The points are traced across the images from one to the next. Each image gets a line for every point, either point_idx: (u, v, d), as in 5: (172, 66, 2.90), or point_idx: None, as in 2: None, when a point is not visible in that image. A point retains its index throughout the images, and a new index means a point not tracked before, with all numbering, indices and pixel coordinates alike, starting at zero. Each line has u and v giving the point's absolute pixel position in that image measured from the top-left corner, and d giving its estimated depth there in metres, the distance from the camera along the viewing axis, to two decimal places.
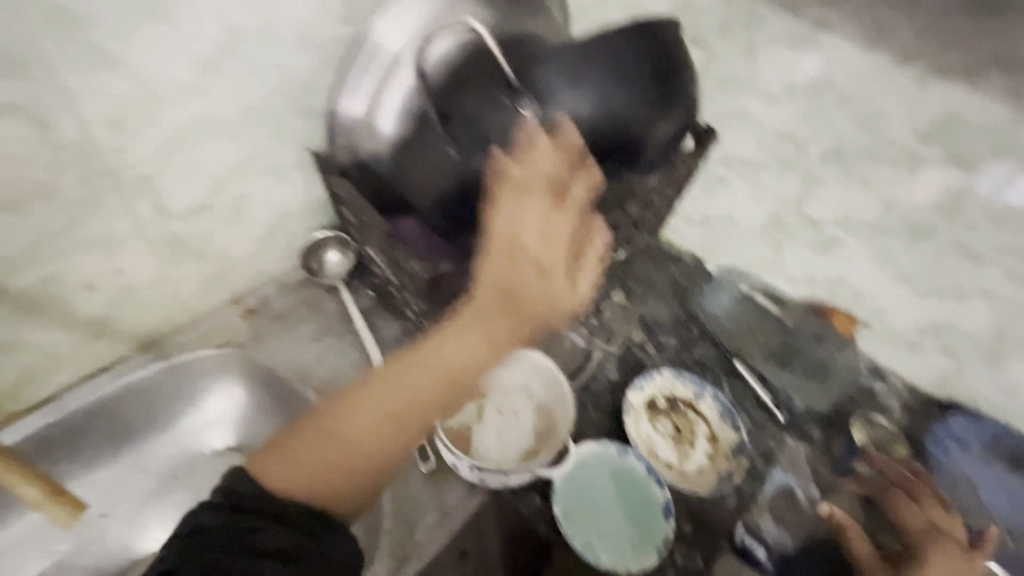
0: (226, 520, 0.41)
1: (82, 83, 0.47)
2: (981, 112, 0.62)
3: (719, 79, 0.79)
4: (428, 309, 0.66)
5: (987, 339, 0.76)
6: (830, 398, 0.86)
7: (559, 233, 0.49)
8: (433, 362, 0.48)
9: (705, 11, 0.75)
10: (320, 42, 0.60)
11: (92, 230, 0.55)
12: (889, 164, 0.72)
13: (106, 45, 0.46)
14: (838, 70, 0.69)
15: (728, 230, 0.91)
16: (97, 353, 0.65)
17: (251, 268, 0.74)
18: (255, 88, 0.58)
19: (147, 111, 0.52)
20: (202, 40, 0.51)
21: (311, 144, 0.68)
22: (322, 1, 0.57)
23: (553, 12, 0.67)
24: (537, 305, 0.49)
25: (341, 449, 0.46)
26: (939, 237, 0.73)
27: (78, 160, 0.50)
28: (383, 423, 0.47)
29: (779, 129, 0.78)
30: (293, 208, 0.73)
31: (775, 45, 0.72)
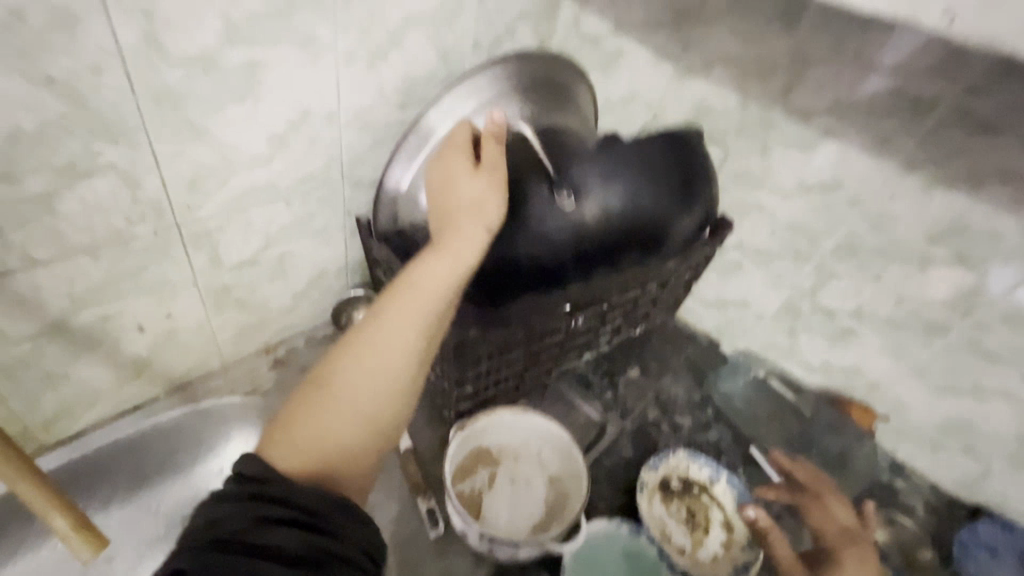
0: (240, 510, 0.40)
1: (172, 150, 0.53)
2: (986, 219, 0.66)
3: (734, 173, 0.85)
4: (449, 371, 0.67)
5: (1009, 441, 0.75)
6: (848, 492, 0.84)
7: (484, 186, 0.58)
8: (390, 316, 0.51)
9: (722, 114, 0.83)
10: (376, 123, 0.68)
11: (153, 277, 0.60)
12: (900, 262, 0.75)
13: (198, 120, 0.53)
14: (846, 173, 0.74)
15: (743, 314, 0.94)
16: (132, 392, 0.68)
17: (284, 320, 0.78)
18: (315, 160, 0.65)
19: (220, 175, 0.58)
20: (276, 118, 0.58)
21: (355, 210, 0.75)
22: (382, 90, 0.65)
23: (582, 109, 0.76)
24: (484, 199, 0.58)
25: (331, 410, 0.48)
26: (953, 334, 0.74)
27: (154, 214, 0.56)
28: (363, 369, 0.49)
29: (792, 222, 0.82)
30: (330, 266, 0.78)
31: (787, 147, 0.78)
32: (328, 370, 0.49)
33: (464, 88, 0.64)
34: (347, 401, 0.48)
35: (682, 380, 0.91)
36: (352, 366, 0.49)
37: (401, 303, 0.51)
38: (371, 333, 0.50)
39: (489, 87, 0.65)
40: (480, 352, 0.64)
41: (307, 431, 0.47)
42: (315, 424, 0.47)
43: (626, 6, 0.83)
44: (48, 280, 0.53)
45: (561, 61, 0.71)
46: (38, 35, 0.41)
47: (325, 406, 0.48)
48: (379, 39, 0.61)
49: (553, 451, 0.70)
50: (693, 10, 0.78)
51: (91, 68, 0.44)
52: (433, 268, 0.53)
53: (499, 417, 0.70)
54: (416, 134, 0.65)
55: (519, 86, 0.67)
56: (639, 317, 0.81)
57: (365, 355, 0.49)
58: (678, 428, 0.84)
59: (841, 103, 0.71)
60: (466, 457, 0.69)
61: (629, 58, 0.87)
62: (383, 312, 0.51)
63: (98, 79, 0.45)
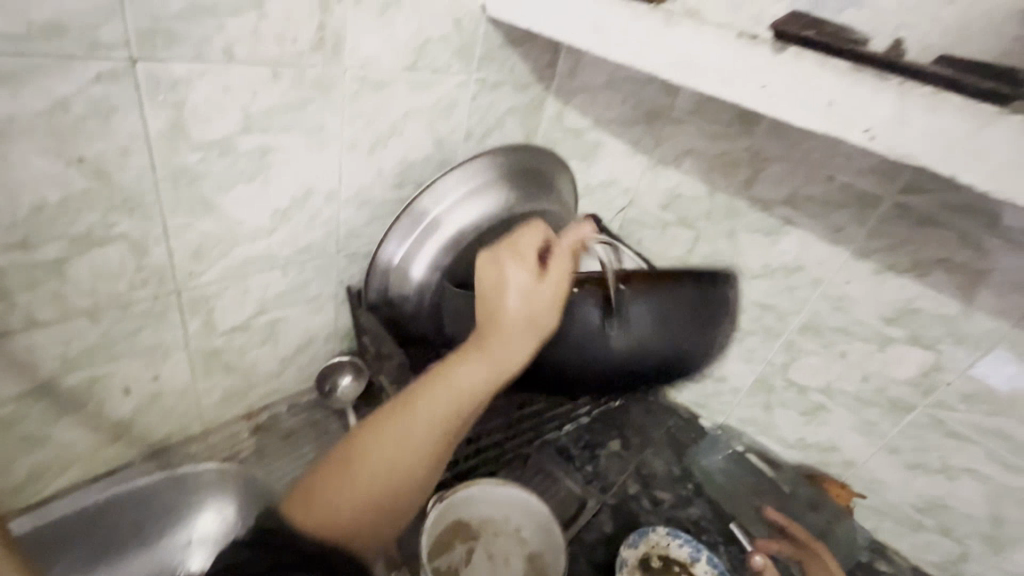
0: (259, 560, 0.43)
1: (181, 221, 0.57)
2: (934, 303, 0.71)
3: (706, 254, 0.92)
4: None
5: (983, 522, 0.76)
6: None
7: (543, 298, 0.59)
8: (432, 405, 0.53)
9: (692, 201, 0.90)
10: (372, 201, 0.73)
11: (146, 340, 0.61)
12: (862, 341, 0.79)
13: (210, 196, 0.57)
14: (806, 258, 0.81)
15: (720, 388, 0.97)
16: (108, 456, 0.67)
17: (269, 385, 0.79)
18: (314, 233, 0.70)
19: (223, 245, 0.62)
20: (281, 194, 0.63)
21: (346, 279, 0.78)
22: (381, 172, 0.71)
23: (562, 189, 0.82)
24: (541, 310, 0.58)
25: (360, 483, 0.50)
26: (918, 412, 0.77)
27: (156, 279, 0.58)
28: (395, 455, 0.51)
29: (761, 300, 0.88)
30: (319, 333, 0.80)
31: (752, 232, 0.85)
32: (363, 443, 0.51)
33: (458, 173, 0.69)
34: (376, 486, 0.50)
35: (662, 454, 0.92)
36: (387, 451, 0.51)
37: (444, 397, 0.53)
38: (411, 423, 0.52)
39: (481, 174, 0.70)
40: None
41: (337, 500, 0.49)
42: (343, 497, 0.49)
43: (605, 105, 0.93)
44: (45, 341, 0.54)
45: (545, 150, 0.77)
46: (77, 121, 0.46)
47: (354, 484, 0.49)
48: (381, 129, 0.67)
49: (532, 526, 0.69)
50: (664, 111, 0.87)
51: (120, 149, 0.49)
52: (475, 374, 0.55)
53: (478, 489, 0.70)
54: (410, 215, 0.68)
55: (508, 173, 0.72)
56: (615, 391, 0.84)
57: (401, 442, 0.51)
58: (659, 504, 0.84)
59: (797, 195, 0.79)
60: (445, 529, 0.68)
61: (608, 149, 0.96)
62: (423, 404, 0.53)
63: (124, 159, 0.50)
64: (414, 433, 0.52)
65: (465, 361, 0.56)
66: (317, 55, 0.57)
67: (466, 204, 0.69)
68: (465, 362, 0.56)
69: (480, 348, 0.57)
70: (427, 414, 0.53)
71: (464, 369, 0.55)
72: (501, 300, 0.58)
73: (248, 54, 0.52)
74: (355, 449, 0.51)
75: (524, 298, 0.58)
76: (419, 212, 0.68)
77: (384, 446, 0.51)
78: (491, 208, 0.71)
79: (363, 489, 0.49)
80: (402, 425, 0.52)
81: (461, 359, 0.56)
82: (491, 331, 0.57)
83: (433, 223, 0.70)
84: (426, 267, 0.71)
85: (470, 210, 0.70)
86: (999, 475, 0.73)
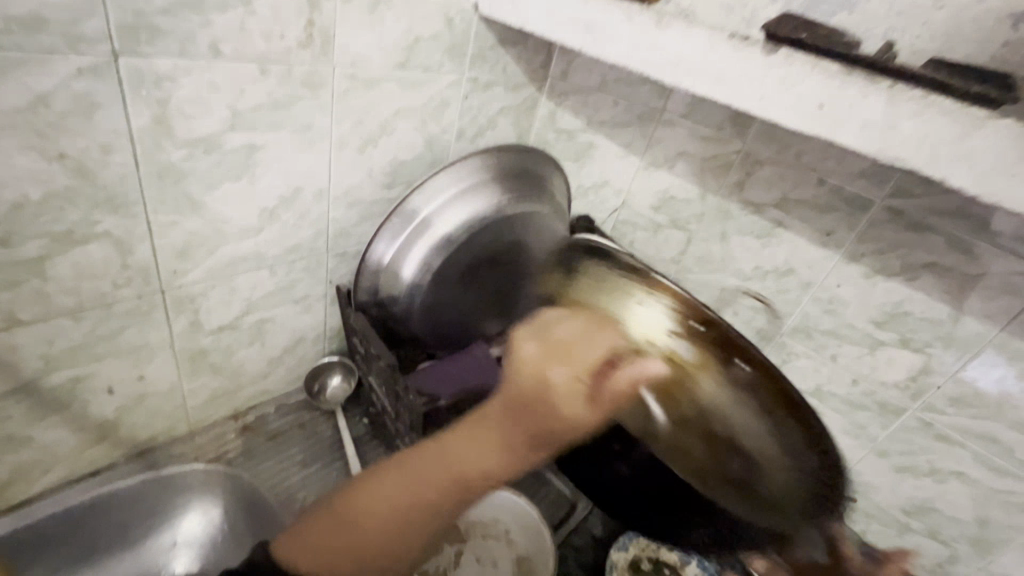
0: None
1: (167, 220, 0.56)
2: (924, 306, 0.72)
3: (698, 257, 0.92)
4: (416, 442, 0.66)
5: (970, 524, 0.76)
6: None
7: (596, 405, 0.40)
8: (428, 470, 0.40)
9: (684, 203, 0.90)
10: (362, 201, 0.73)
11: (131, 339, 0.61)
12: (852, 344, 0.80)
13: (196, 194, 0.57)
14: (796, 261, 0.81)
15: None
16: (91, 458, 0.66)
17: (257, 386, 0.78)
18: (302, 232, 0.69)
19: (210, 243, 0.61)
20: (270, 194, 0.63)
21: (335, 279, 0.78)
22: (370, 172, 0.71)
23: (555, 191, 0.82)
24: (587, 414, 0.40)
25: (327, 543, 0.39)
26: (906, 415, 0.78)
27: (141, 278, 0.58)
28: (370, 524, 0.39)
29: (752, 303, 0.88)
30: (308, 333, 0.80)
31: (744, 234, 0.85)
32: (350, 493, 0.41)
33: (450, 173, 0.68)
34: (341, 560, 0.38)
35: None
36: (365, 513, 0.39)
37: (434, 470, 0.40)
38: (396, 493, 0.40)
39: (473, 174, 0.70)
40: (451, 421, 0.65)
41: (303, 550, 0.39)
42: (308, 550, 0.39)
43: (598, 106, 0.93)
44: (26, 340, 0.53)
45: (537, 152, 0.77)
46: (58, 117, 0.45)
47: (328, 546, 0.39)
48: (371, 129, 0.67)
49: (519, 529, 0.69)
50: (656, 113, 0.87)
51: (102, 146, 0.48)
52: (483, 454, 0.40)
53: None
54: (401, 214, 0.68)
55: (501, 174, 0.72)
56: None
57: (381, 517, 0.39)
58: None
59: (788, 198, 0.79)
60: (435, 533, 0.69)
61: (600, 150, 0.96)
62: (422, 474, 0.40)
63: (107, 156, 0.49)
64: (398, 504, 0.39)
65: (480, 436, 0.41)
66: (305, 52, 0.56)
67: (457, 203, 0.69)
68: (478, 439, 0.41)
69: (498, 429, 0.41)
70: (418, 489, 0.40)
71: (474, 445, 0.40)
72: (538, 375, 0.41)
73: (235, 50, 0.51)
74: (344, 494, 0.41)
75: (567, 384, 0.40)
76: (410, 211, 0.68)
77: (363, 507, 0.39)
78: (483, 209, 0.70)
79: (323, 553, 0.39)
80: (392, 491, 0.40)
81: (476, 432, 0.41)
82: (518, 410, 0.40)
83: (424, 222, 0.69)
84: (418, 267, 0.70)
85: (463, 209, 0.69)
86: (987, 478, 0.73)
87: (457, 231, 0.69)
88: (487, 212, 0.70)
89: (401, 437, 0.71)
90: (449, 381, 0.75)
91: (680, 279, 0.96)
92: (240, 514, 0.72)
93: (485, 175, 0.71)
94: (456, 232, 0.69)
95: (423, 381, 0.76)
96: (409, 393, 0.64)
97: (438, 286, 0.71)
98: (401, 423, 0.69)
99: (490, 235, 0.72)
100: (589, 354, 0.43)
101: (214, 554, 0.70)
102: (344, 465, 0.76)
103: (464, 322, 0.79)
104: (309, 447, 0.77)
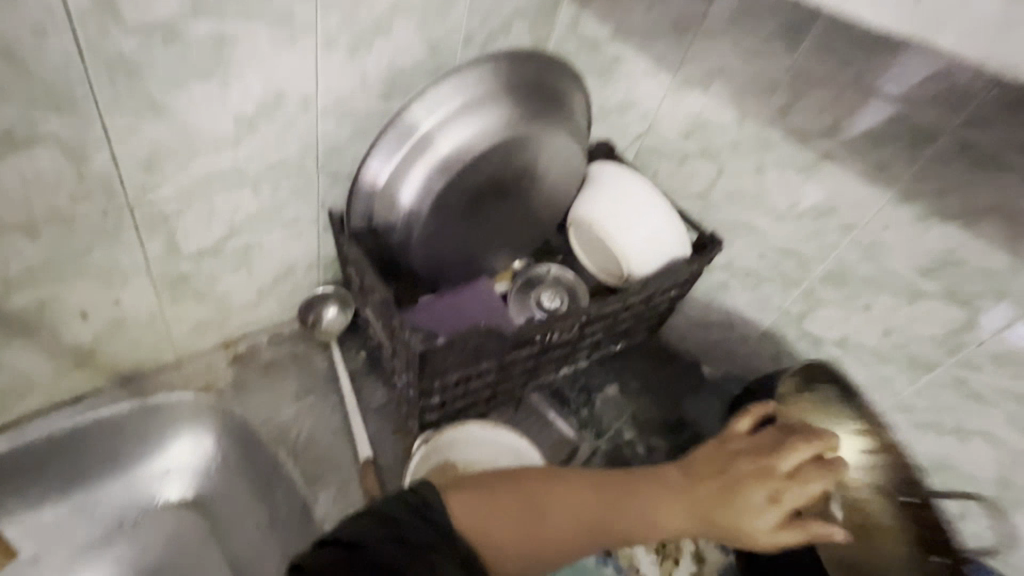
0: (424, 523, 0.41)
1: (127, 126, 0.49)
2: (981, 255, 0.64)
3: (727, 192, 0.83)
4: (413, 383, 0.62)
5: (988, 484, 0.73)
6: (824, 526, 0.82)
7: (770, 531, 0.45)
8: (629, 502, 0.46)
9: (718, 130, 0.80)
10: (356, 113, 0.64)
11: (99, 260, 0.55)
12: (890, 294, 0.73)
13: (158, 96, 0.49)
14: (839, 199, 0.72)
15: (727, 335, 0.92)
16: (73, 383, 0.63)
17: (248, 315, 0.74)
18: (287, 148, 0.61)
19: (180, 154, 0.54)
20: (248, 100, 0.54)
21: (328, 202, 0.71)
22: (364, 79, 0.61)
23: (577, 112, 0.72)
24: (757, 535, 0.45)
25: (494, 512, 0.44)
26: (939, 371, 0.72)
27: (103, 193, 0.51)
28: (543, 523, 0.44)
29: (782, 245, 0.81)
30: (301, 261, 0.74)
31: (782, 168, 0.76)
32: (545, 487, 0.46)
33: (455, 83, 0.59)
34: (521, 544, 0.43)
35: (661, 401, 0.88)
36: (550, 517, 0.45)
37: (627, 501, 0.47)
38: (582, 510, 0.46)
39: (478, 84, 0.60)
40: (448, 359, 0.60)
41: (475, 521, 0.42)
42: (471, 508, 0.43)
43: (628, 12, 0.80)
44: None
45: (557, 61, 0.66)
46: None
47: (511, 526, 0.43)
48: (364, 25, 0.57)
49: None
50: (696, 22, 0.75)
51: (34, 29, 0.41)
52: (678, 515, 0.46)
53: (465, 431, 0.67)
54: (397, 130, 0.60)
55: (511, 85, 0.62)
56: (620, 333, 0.79)
57: (558, 525, 0.44)
58: (654, 452, 0.80)
59: (840, 127, 0.69)
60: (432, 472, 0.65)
61: (628, 66, 0.85)
62: (597, 500, 0.46)
63: (40, 41, 0.41)
64: (570, 531, 0.45)
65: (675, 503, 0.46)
66: None
67: (461, 120, 0.60)
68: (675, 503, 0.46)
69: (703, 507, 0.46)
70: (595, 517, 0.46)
71: (660, 513, 0.46)
72: (753, 474, 0.46)
73: None
74: (545, 488, 0.47)
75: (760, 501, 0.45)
76: (408, 128, 0.60)
77: (549, 503, 0.46)
78: (491, 128, 0.62)
79: (496, 524, 0.43)
80: (573, 509, 0.46)
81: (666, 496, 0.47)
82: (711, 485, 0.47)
83: (423, 140, 0.61)
84: (417, 193, 0.63)
85: (466, 125, 0.60)
86: (1016, 441, 0.69)
87: (462, 153, 0.61)
88: (493, 129, 0.62)
89: (398, 376, 0.66)
90: (453, 317, 0.69)
91: (706, 216, 0.88)
92: (233, 444, 0.70)
93: (496, 89, 0.61)
94: (460, 154, 0.61)
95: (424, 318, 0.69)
96: (405, 332, 0.59)
97: (439, 212, 0.64)
98: (398, 362, 0.65)
99: (497, 157, 0.64)
100: (789, 466, 0.46)
101: (210, 483, 0.70)
102: (340, 400, 0.73)
103: (467, 255, 0.73)
104: (302, 380, 0.74)
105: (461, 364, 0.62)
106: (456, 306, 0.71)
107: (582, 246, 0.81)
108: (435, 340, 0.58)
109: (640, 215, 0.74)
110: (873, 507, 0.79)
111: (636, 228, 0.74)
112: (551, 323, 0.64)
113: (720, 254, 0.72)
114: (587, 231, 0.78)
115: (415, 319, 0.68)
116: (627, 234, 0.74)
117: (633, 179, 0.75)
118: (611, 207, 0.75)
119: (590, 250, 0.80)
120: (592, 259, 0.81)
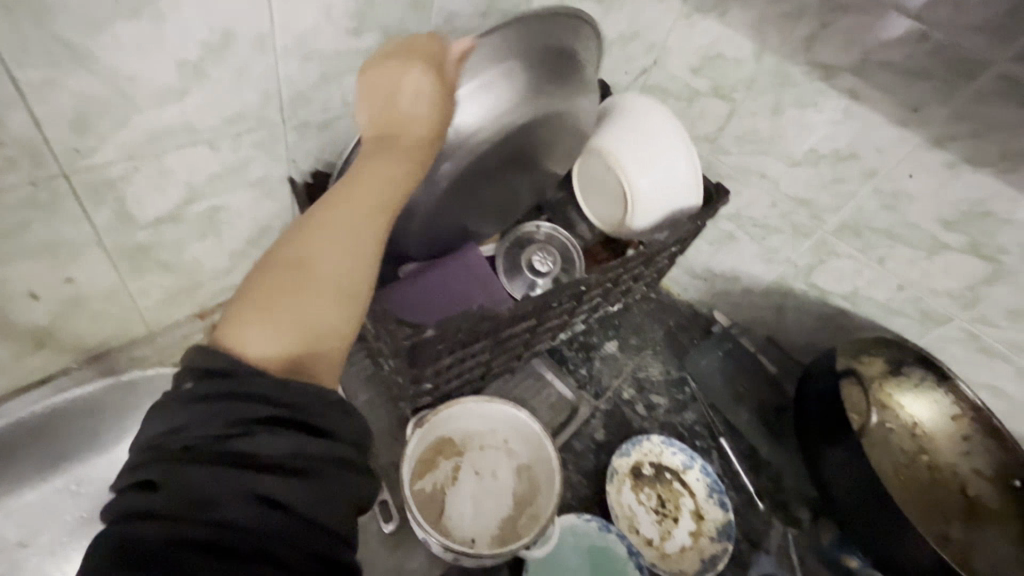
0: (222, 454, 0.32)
1: (44, 78, 0.41)
2: (1013, 206, 0.59)
3: (738, 135, 0.77)
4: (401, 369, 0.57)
5: None
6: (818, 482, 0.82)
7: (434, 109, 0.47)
8: None
9: (733, 64, 0.72)
10: (322, 54, 0.55)
11: (40, 235, 0.49)
12: (908, 246, 0.68)
13: (76, 40, 0.41)
14: (862, 144, 0.66)
15: (730, 288, 0.89)
16: (38, 364, 0.59)
17: (221, 282, 0.69)
18: (244, 97, 0.53)
19: (117, 110, 0.46)
20: (190, 41, 0.46)
21: (298, 157, 0.63)
22: (329, 12, 0.52)
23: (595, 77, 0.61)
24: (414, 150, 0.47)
25: (288, 304, 0.37)
26: (951, 325, 0.70)
27: (29, 159, 0.44)
28: (348, 287, 0.39)
29: (794, 193, 0.75)
30: (273, 223, 0.68)
31: (801, 108, 0.69)
32: None
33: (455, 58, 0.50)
34: None
35: (660, 356, 0.85)
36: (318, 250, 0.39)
37: None
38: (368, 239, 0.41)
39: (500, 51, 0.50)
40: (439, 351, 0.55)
41: (265, 325, 0.36)
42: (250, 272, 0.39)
43: None
44: None
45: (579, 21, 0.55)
46: None
47: None
48: None
49: (520, 443, 0.65)
50: None
51: None
52: None
53: (461, 408, 0.63)
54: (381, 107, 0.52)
55: (540, 57, 0.52)
56: (620, 293, 0.74)
57: (345, 268, 0.39)
58: (653, 409, 0.79)
59: (871, 60, 0.61)
60: (427, 449, 0.63)
61: None
62: None
63: None
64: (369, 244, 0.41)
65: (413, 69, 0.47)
66: None
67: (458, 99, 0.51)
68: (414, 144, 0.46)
69: (441, 92, 0.47)
70: None
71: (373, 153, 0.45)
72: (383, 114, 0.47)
73: None
74: None
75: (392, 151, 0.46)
76: None
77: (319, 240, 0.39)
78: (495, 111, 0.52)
79: (281, 317, 0.36)
80: (333, 231, 0.40)
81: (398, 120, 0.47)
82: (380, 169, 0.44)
83: None
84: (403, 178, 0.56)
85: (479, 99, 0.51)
86: None
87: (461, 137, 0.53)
88: (510, 106, 0.53)
89: (385, 361, 0.62)
90: (439, 299, 0.64)
91: (714, 161, 0.81)
92: None
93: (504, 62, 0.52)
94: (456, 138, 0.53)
95: (412, 296, 0.64)
96: (389, 321, 0.54)
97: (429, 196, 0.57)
98: (382, 347, 0.60)
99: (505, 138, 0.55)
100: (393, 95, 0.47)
101: None
102: None
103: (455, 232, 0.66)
104: None
105: (454, 349, 0.57)
106: (441, 286, 0.65)
107: (585, 186, 0.75)
108: (422, 330, 0.53)
109: (661, 157, 0.68)
110: (977, 482, 0.67)
111: (652, 169, 0.68)
112: (548, 296, 0.59)
113: (728, 209, 0.66)
114: (598, 170, 0.72)
115: (396, 308, 0.62)
116: (642, 177, 0.68)
117: (658, 114, 0.68)
118: (628, 147, 0.69)
119: (595, 194, 0.74)
120: (595, 205, 0.75)
